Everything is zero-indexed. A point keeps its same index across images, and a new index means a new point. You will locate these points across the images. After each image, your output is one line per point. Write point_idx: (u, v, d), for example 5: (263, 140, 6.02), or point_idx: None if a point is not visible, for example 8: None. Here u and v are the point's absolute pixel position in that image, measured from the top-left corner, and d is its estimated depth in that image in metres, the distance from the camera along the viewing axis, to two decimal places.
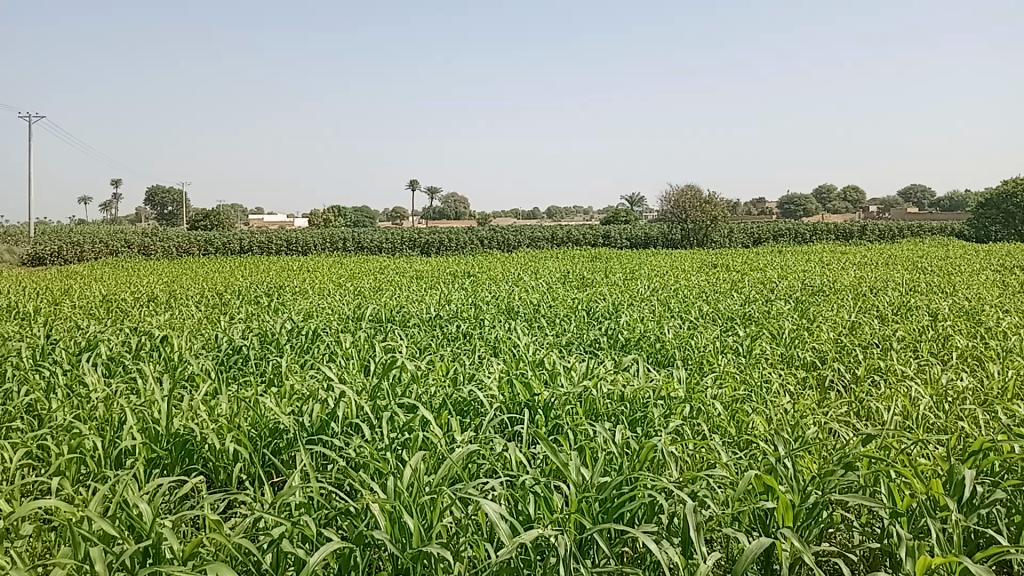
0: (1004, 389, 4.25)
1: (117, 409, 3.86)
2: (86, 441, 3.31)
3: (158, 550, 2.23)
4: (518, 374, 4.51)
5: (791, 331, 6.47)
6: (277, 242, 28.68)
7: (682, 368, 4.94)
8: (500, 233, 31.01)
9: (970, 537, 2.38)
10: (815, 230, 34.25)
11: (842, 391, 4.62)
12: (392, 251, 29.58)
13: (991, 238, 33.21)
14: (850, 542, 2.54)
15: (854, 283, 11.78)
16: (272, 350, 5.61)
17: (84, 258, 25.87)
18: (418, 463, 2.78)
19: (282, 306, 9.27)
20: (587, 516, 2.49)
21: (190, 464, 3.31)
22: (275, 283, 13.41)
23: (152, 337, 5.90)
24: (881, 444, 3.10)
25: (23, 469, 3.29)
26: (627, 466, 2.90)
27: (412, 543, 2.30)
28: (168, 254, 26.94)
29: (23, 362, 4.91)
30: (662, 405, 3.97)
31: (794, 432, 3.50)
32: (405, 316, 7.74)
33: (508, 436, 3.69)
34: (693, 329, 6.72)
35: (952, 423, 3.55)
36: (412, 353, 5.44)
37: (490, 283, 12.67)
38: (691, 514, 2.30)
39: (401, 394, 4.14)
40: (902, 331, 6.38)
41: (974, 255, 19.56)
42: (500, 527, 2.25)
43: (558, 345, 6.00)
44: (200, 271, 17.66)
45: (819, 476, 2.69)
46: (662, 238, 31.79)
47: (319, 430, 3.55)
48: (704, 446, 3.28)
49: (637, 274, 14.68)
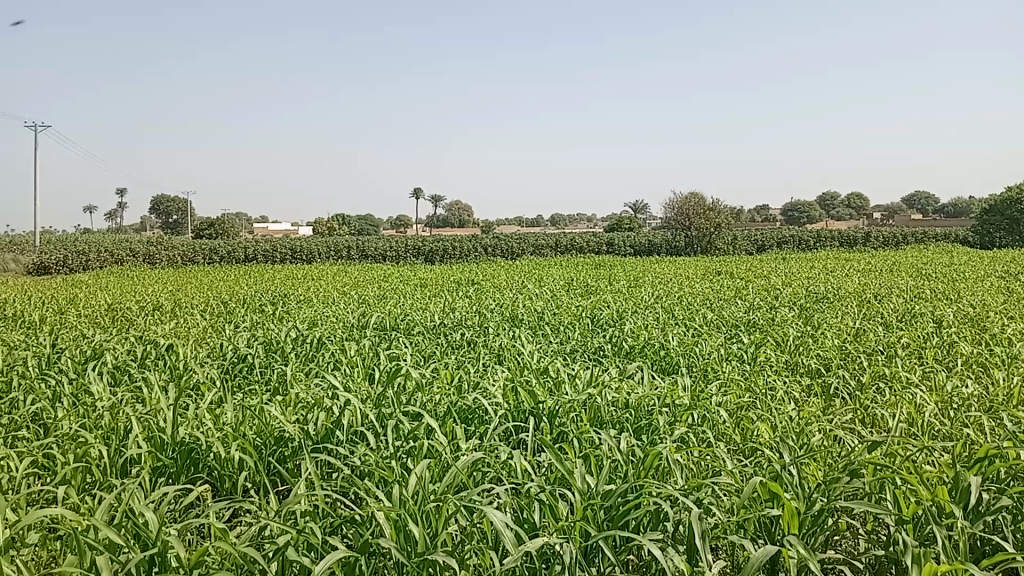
0: (1009, 396, 4.24)
1: (123, 417, 3.88)
2: (92, 450, 3.32)
3: (165, 558, 2.24)
4: (522, 382, 4.52)
5: (796, 338, 6.47)
6: (281, 250, 28.73)
7: (687, 376, 4.95)
8: (502, 243, 31.21)
9: (976, 545, 2.37)
10: (819, 237, 34.07)
11: (848, 398, 4.61)
12: (396, 259, 29.67)
13: (996, 244, 33.07)
14: (855, 550, 2.54)
15: (858, 290, 11.79)
16: (276, 359, 5.62)
17: (89, 267, 26.04)
18: (422, 471, 2.79)
19: (287, 315, 9.29)
20: (591, 523, 2.50)
21: (196, 473, 3.35)
22: (280, 291, 13.46)
23: (157, 346, 5.91)
24: (886, 451, 3.09)
25: (30, 477, 3.30)
26: (632, 474, 2.90)
27: (417, 551, 2.30)
28: (173, 263, 27.06)
29: (30, 372, 4.95)
30: (667, 413, 3.97)
31: (799, 440, 3.50)
32: (410, 325, 7.75)
33: (513, 444, 3.70)
34: (696, 336, 6.74)
35: (957, 430, 3.55)
36: (416, 360, 5.46)
37: (494, 291, 12.73)
38: (695, 521, 2.30)
39: (405, 402, 4.15)
40: (908, 338, 6.37)
41: (978, 261, 19.35)
42: (505, 536, 2.24)
43: (562, 353, 6.03)
44: (205, 280, 17.74)
45: (825, 484, 2.69)
46: (666, 246, 31.81)
47: (324, 438, 3.57)
48: (709, 454, 3.29)
49: (640, 281, 14.75)
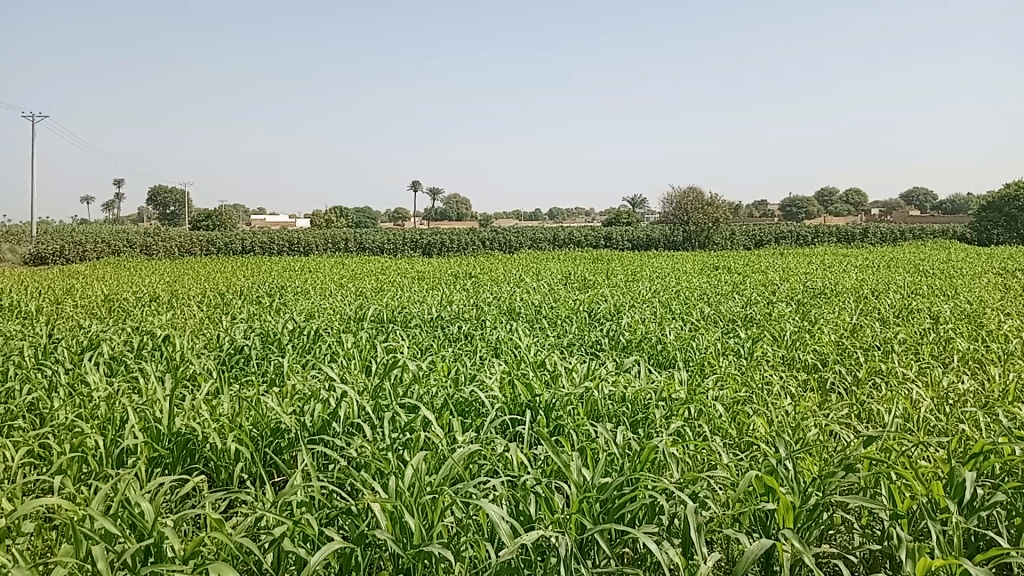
0: (1005, 392, 4.26)
1: (119, 407, 3.88)
2: (88, 440, 3.32)
3: (160, 548, 2.24)
4: (519, 375, 4.52)
5: (793, 334, 6.47)
6: (278, 242, 28.64)
7: (683, 370, 4.95)
8: (500, 235, 31.23)
9: (970, 540, 2.38)
10: (817, 232, 34.08)
11: (844, 393, 4.62)
12: (393, 252, 29.65)
13: (993, 241, 33.17)
14: (850, 544, 2.54)
15: (855, 286, 11.79)
16: (274, 350, 5.62)
17: (86, 257, 25.98)
18: (419, 463, 2.80)
19: (284, 306, 9.29)
20: (587, 516, 2.50)
21: (191, 464, 3.34)
22: (277, 283, 13.45)
23: (154, 337, 5.90)
24: (882, 446, 3.10)
25: (26, 467, 3.30)
26: (627, 467, 2.90)
27: (413, 542, 2.31)
28: (170, 254, 26.98)
29: (26, 361, 4.93)
30: (663, 407, 3.98)
31: (795, 435, 3.51)
32: (407, 317, 7.75)
33: (509, 436, 3.71)
34: (693, 331, 6.75)
35: (952, 425, 3.56)
36: (413, 353, 5.46)
37: (492, 284, 12.75)
38: (691, 515, 2.30)
39: (402, 394, 4.15)
40: (904, 334, 6.38)
41: (975, 258, 19.37)
42: (500, 528, 2.25)
43: (558, 346, 6.04)
44: (202, 271, 17.68)
45: (820, 478, 2.69)
46: (664, 240, 31.84)
47: (320, 429, 3.57)
48: (705, 447, 3.30)
49: (637, 275, 14.78)
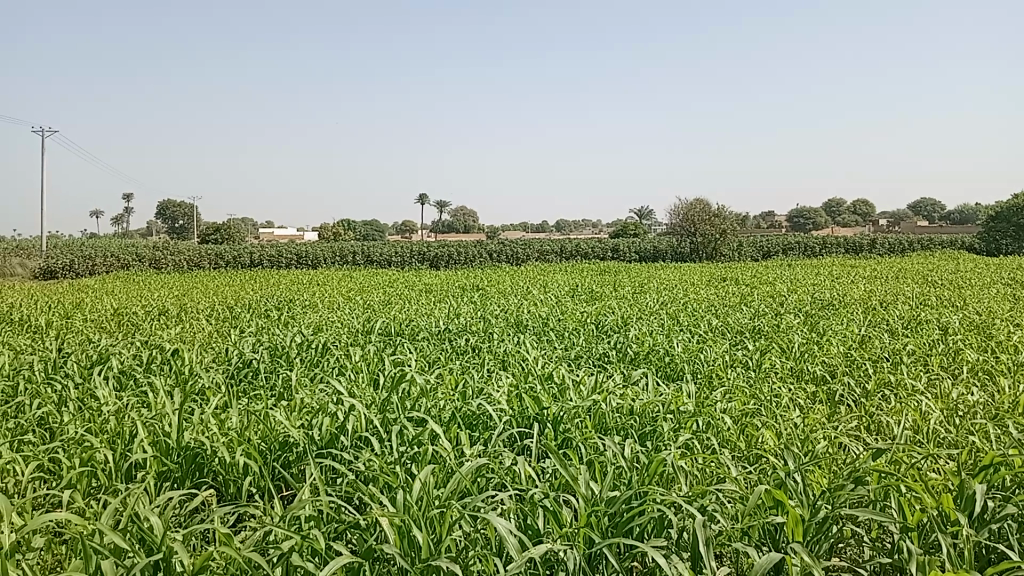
0: (1015, 403, 4.22)
1: (128, 422, 3.91)
2: (97, 454, 3.35)
3: (170, 563, 2.24)
4: (527, 388, 4.52)
5: (801, 345, 6.46)
6: (287, 256, 28.86)
7: (690, 382, 4.93)
8: (507, 248, 31.35)
9: (981, 552, 2.37)
10: (825, 243, 33.95)
11: (853, 404, 4.60)
12: (401, 264, 29.79)
13: (1003, 251, 32.94)
14: (860, 558, 2.52)
15: (864, 297, 11.74)
16: (282, 364, 5.65)
17: (96, 272, 26.26)
18: (427, 477, 2.81)
19: (291, 320, 9.33)
20: (595, 529, 2.50)
21: (200, 478, 3.36)
22: (285, 297, 13.54)
23: (163, 352, 5.94)
24: (891, 459, 3.09)
25: (36, 482, 3.33)
26: (636, 480, 2.91)
27: (421, 556, 2.32)
28: (179, 268, 27.23)
29: (36, 376, 4.98)
30: (671, 419, 3.96)
31: (804, 447, 3.50)
32: (414, 330, 7.77)
33: (517, 450, 3.72)
34: (701, 342, 6.74)
35: (962, 437, 3.53)
36: (421, 366, 5.48)
37: (499, 296, 12.80)
38: (700, 528, 2.30)
39: (410, 408, 4.17)
40: (913, 345, 6.35)
41: (985, 268, 19.27)
42: (508, 541, 2.25)
43: (566, 358, 6.04)
44: (210, 285, 17.81)
45: (829, 492, 2.68)
46: (671, 251, 31.83)
47: (328, 443, 3.59)
48: (713, 460, 3.30)
49: (645, 287, 14.80)
